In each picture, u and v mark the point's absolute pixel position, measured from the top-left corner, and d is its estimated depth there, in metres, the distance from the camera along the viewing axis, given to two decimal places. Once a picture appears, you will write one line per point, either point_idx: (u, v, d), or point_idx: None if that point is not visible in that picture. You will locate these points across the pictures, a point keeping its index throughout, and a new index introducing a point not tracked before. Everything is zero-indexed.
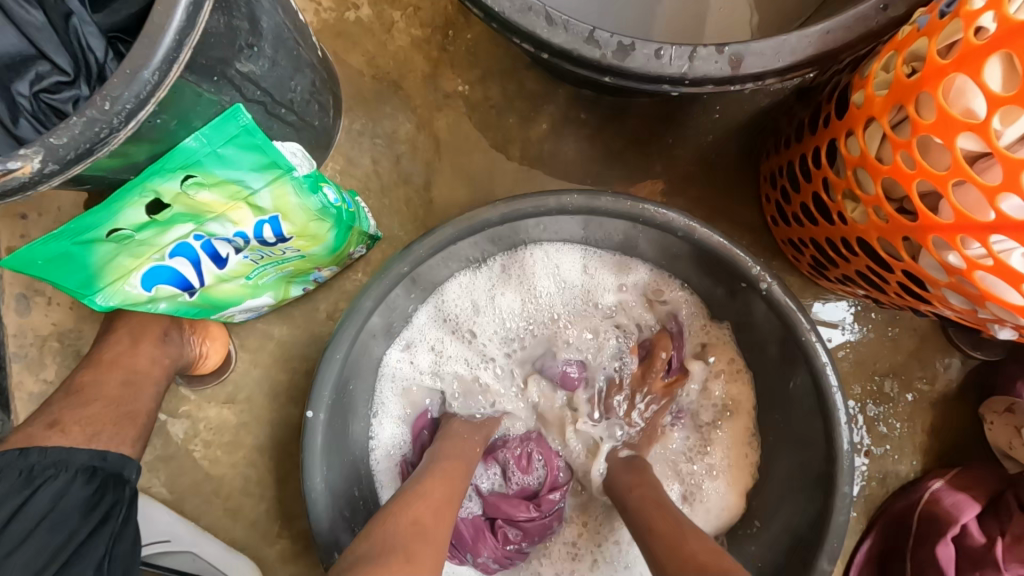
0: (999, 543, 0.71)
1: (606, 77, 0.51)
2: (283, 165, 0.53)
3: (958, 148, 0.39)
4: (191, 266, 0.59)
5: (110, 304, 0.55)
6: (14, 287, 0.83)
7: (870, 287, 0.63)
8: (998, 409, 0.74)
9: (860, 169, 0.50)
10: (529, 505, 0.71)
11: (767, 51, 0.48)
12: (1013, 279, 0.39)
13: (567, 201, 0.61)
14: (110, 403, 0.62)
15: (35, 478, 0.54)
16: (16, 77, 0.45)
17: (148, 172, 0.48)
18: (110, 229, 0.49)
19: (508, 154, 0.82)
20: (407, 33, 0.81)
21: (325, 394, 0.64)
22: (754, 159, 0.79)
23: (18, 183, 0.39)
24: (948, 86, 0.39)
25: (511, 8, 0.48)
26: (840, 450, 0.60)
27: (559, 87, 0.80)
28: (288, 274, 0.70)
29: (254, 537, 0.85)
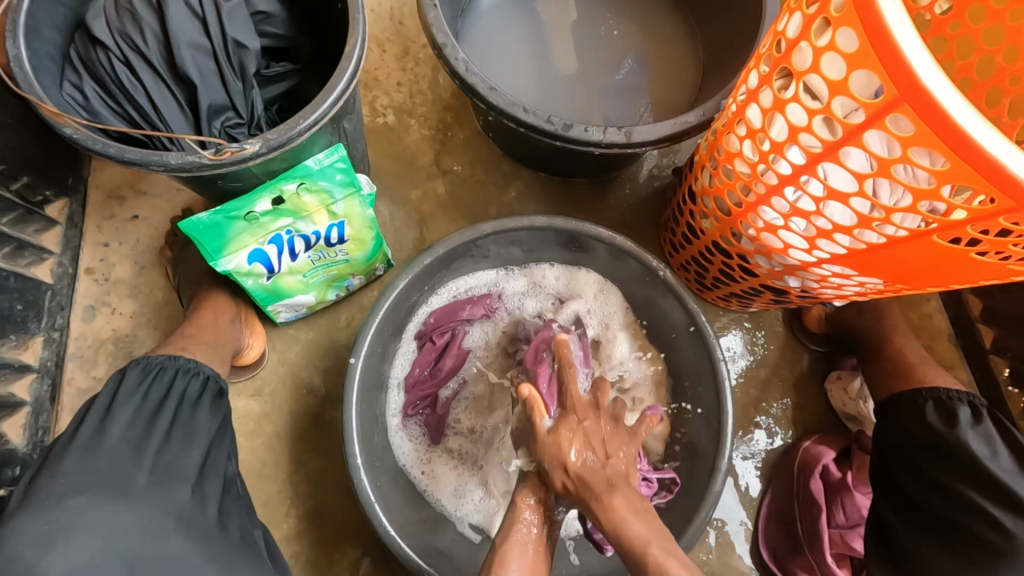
0: (849, 473, 0.98)
1: (557, 141, 0.88)
2: (357, 185, 0.83)
3: (737, 168, 0.75)
4: (278, 253, 0.84)
5: (225, 269, 0.80)
6: (85, 299, 1.02)
7: (729, 282, 0.97)
8: (834, 379, 1.07)
9: (704, 196, 0.87)
10: (439, 414, 0.98)
11: (645, 130, 0.86)
12: (775, 232, 0.73)
13: (536, 219, 0.92)
14: (208, 351, 0.83)
15: (190, 370, 0.75)
16: (214, 118, 0.73)
17: (280, 177, 0.76)
18: (247, 212, 0.76)
19: (488, 212, 1.16)
20: (419, 133, 1.19)
21: (363, 346, 0.86)
22: (653, 217, 1.18)
23: (243, 157, 0.65)
24: (726, 140, 0.76)
25: (503, 103, 0.85)
26: (723, 382, 0.88)
27: (523, 169, 1.18)
28: (331, 277, 0.96)
29: (264, 516, 0.97)
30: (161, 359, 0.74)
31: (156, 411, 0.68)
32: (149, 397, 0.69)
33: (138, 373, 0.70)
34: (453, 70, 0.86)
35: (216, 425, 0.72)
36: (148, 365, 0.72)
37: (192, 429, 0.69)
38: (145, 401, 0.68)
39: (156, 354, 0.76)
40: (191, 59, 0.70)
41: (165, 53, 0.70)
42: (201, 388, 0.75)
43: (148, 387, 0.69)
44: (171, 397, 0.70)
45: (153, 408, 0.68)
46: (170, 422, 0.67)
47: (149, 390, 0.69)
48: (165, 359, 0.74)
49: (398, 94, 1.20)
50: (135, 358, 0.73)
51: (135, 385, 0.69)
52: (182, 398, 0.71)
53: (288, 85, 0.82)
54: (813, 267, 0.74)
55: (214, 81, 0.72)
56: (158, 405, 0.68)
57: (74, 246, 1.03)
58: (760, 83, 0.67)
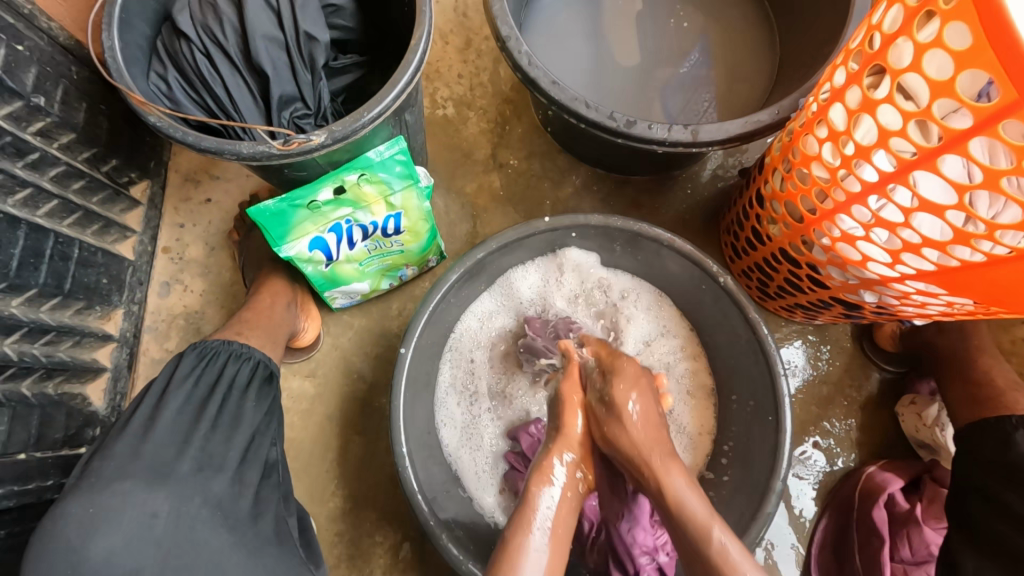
0: (919, 505, 0.90)
1: (619, 138, 0.85)
2: (415, 177, 0.84)
3: (814, 172, 0.70)
4: (337, 241, 0.87)
5: (287, 255, 0.83)
6: (161, 276, 1.09)
7: (796, 292, 0.91)
8: (906, 403, 0.98)
9: (773, 201, 0.82)
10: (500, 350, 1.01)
11: (713, 128, 0.82)
12: (853, 242, 0.68)
13: (592, 218, 0.90)
14: (265, 336, 0.86)
15: (241, 355, 0.78)
16: (284, 107, 0.75)
17: (343, 168, 0.78)
18: (310, 200, 0.78)
19: (542, 208, 1.15)
20: (477, 126, 1.19)
21: (413, 337, 0.87)
22: (714, 219, 1.13)
23: (310, 148, 0.67)
24: (804, 142, 0.71)
25: (565, 98, 0.83)
26: (782, 397, 0.83)
27: (580, 165, 1.16)
28: (386, 266, 0.98)
29: (312, 494, 1.00)
30: (214, 344, 0.77)
31: (206, 396, 0.70)
32: (201, 382, 0.71)
33: (194, 358, 0.74)
34: (516, 63, 0.85)
35: (262, 414, 0.74)
36: (203, 350, 0.75)
37: (241, 415, 0.71)
38: (198, 385, 0.71)
39: (212, 339, 0.79)
40: (265, 50, 0.72)
41: (241, 45, 0.72)
42: (251, 374, 0.77)
43: (202, 371, 0.73)
44: (222, 382, 0.73)
45: (205, 392, 0.71)
46: (219, 407, 0.70)
47: (202, 374, 0.72)
48: (218, 345, 0.77)
49: (459, 86, 1.20)
50: (191, 344, 0.76)
51: (190, 369, 0.72)
52: (233, 384, 0.74)
53: (355, 76, 0.83)
54: (894, 283, 0.68)
55: (285, 72, 0.74)
56: (209, 391, 0.71)
57: (154, 226, 1.10)
58: (847, 81, 0.62)
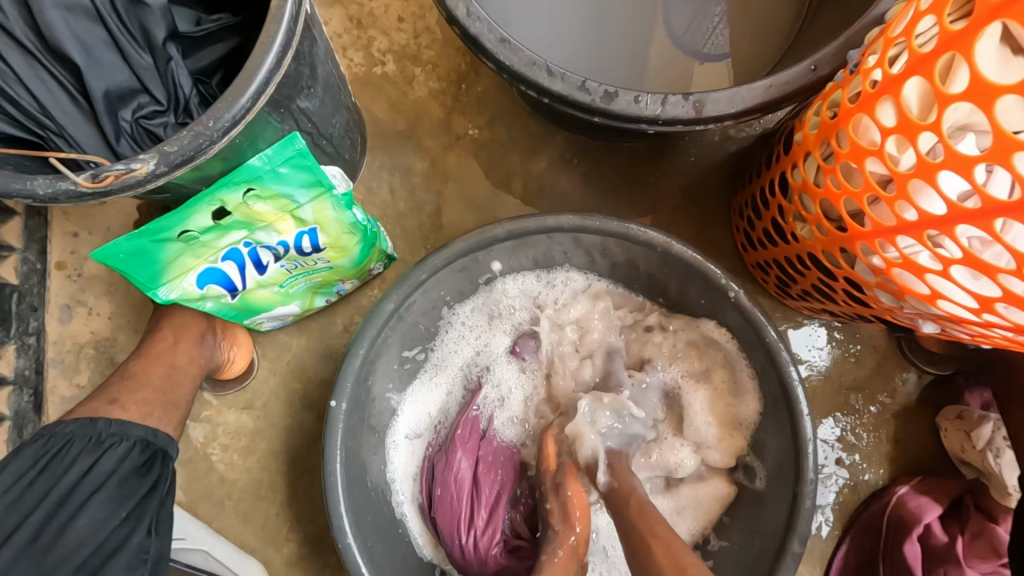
0: (960, 540, 0.78)
1: (595, 117, 0.63)
2: (326, 184, 0.63)
3: (868, 170, 0.49)
4: (238, 270, 0.68)
5: (168, 299, 0.64)
6: (59, 297, 0.91)
7: (825, 299, 0.72)
8: (950, 416, 0.83)
9: (803, 194, 0.61)
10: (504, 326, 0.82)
11: (723, 98, 0.60)
12: (919, 273, 0.49)
13: (566, 220, 0.69)
14: (157, 389, 0.68)
15: (101, 444, 0.60)
16: (121, 105, 0.53)
17: (218, 184, 0.58)
18: (180, 230, 0.59)
19: (511, 189, 0.94)
20: (426, 85, 0.95)
21: (347, 386, 0.69)
22: (724, 193, 0.91)
23: (135, 181, 0.46)
24: (856, 124, 0.49)
25: (519, 63, 0.61)
26: (806, 439, 0.67)
27: (556, 131, 0.93)
28: (316, 284, 0.79)
29: (263, 539, 0.89)
30: (72, 426, 0.60)
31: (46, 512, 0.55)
32: (32, 491, 0.56)
33: (35, 451, 0.58)
34: (449, 14, 0.62)
35: (121, 519, 0.57)
36: (51, 439, 0.59)
37: (78, 535, 0.55)
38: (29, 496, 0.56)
39: (72, 415, 0.63)
40: (68, 31, 0.50)
41: (29, 21, 0.50)
42: (117, 465, 0.60)
43: (42, 471, 0.57)
44: (64, 487, 0.57)
45: (33, 505, 0.55)
46: (42, 530, 0.54)
47: (38, 479, 0.57)
48: (75, 426, 0.61)
49: (400, 33, 0.94)
50: (40, 429, 0.61)
51: (24, 471, 0.57)
52: (78, 486, 0.57)
53: (228, 46, 0.61)
54: (973, 325, 0.49)
55: (108, 57, 0.52)
56: (52, 503, 0.56)
57: (40, 238, 0.90)
58: (938, 45, 0.40)
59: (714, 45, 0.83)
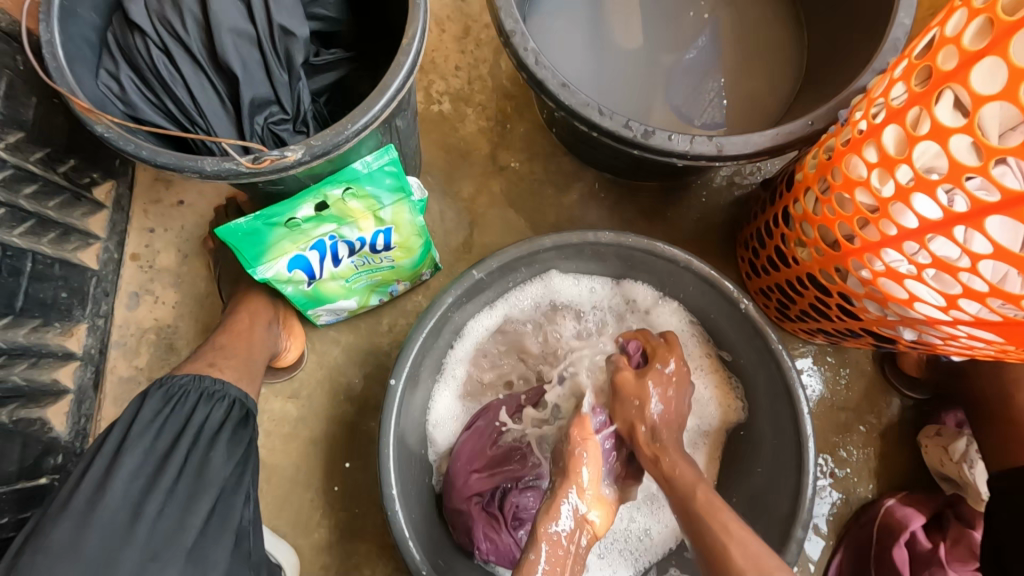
0: (942, 546, 0.85)
1: (635, 149, 0.76)
2: (408, 190, 0.75)
3: (857, 198, 0.62)
4: (319, 259, 0.78)
5: (264, 277, 0.74)
6: (129, 285, 1.00)
7: (820, 317, 0.84)
8: (930, 434, 0.93)
9: (804, 222, 0.74)
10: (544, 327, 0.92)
11: (740, 141, 0.74)
12: (899, 280, 0.61)
13: (603, 235, 0.81)
14: (243, 359, 0.78)
15: (214, 397, 0.68)
16: (258, 112, 0.66)
17: (325, 181, 0.69)
18: (288, 217, 0.69)
19: (545, 216, 1.06)
20: (476, 123, 1.09)
21: (405, 367, 0.78)
22: (730, 230, 1.05)
23: (283, 166, 0.58)
24: (847, 162, 0.63)
25: (576, 103, 0.74)
26: (806, 434, 0.76)
27: (586, 169, 1.07)
28: (375, 282, 0.89)
29: (296, 524, 0.94)
30: (185, 381, 0.68)
31: (169, 450, 0.62)
32: (164, 432, 0.63)
33: (159, 399, 0.65)
34: (520, 61, 0.76)
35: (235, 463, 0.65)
36: (170, 390, 0.67)
37: (210, 471, 0.62)
38: (160, 436, 0.62)
39: (180, 372, 0.71)
40: (236, 53, 0.62)
41: (205, 40, 0.63)
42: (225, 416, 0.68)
43: (167, 416, 0.64)
44: (189, 431, 0.64)
45: (167, 446, 0.62)
46: (183, 468, 0.61)
47: (166, 423, 0.64)
48: (188, 381, 0.69)
49: (456, 79, 1.10)
50: (155, 381, 0.68)
51: (151, 416, 0.64)
52: (203, 430, 0.65)
53: (338, 74, 0.74)
54: (943, 325, 0.61)
55: (258, 73, 0.64)
56: (174, 442, 0.63)
57: (121, 231, 1.00)
58: (907, 101, 0.54)
59: (710, 112, 1.00)
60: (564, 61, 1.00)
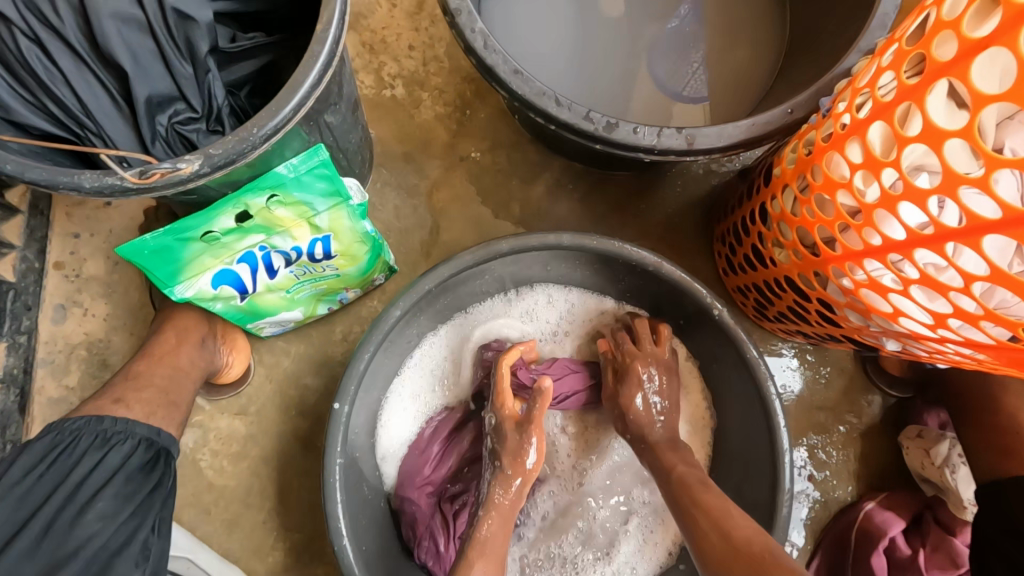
0: (922, 553, 0.83)
1: (596, 144, 0.69)
2: (344, 194, 0.67)
3: (839, 202, 0.56)
4: (250, 273, 0.70)
5: (184, 297, 0.66)
6: (54, 297, 0.91)
7: (799, 321, 0.78)
8: (911, 435, 0.89)
9: (782, 222, 0.68)
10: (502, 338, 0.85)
11: (712, 133, 0.67)
12: (883, 292, 0.55)
13: (565, 238, 0.75)
14: (161, 390, 0.69)
15: (108, 441, 0.60)
16: (159, 111, 0.57)
17: (244, 189, 0.61)
18: (204, 231, 0.61)
19: (509, 211, 0.99)
20: (432, 109, 1.00)
21: (350, 389, 0.71)
22: (707, 222, 0.98)
23: (179, 179, 0.49)
24: (828, 161, 0.56)
25: (530, 92, 0.66)
26: (781, 450, 0.72)
27: (553, 159, 0.99)
28: (320, 292, 0.82)
29: (249, 548, 0.89)
30: (79, 423, 0.60)
31: (42, 507, 0.54)
32: (41, 485, 0.55)
33: (43, 447, 0.57)
34: (468, 45, 0.67)
35: (122, 518, 0.56)
36: (60, 435, 0.59)
37: (82, 534, 0.53)
38: (33, 493, 0.55)
39: (80, 412, 0.63)
40: (122, 42, 0.53)
41: (84, 29, 0.53)
42: (122, 462, 0.59)
43: (50, 467, 0.56)
44: (72, 483, 0.56)
45: (41, 501, 0.54)
46: (48, 527, 0.53)
47: (46, 475, 0.56)
48: (83, 424, 0.60)
49: (409, 60, 1.00)
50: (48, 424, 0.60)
51: (32, 467, 0.56)
52: (87, 482, 0.56)
53: (260, 61, 0.65)
54: (929, 341, 0.56)
55: (155, 66, 0.55)
56: (50, 498, 0.55)
57: (40, 237, 0.91)
58: (896, 95, 0.47)
59: (692, 88, 0.92)
60: (525, 38, 0.91)
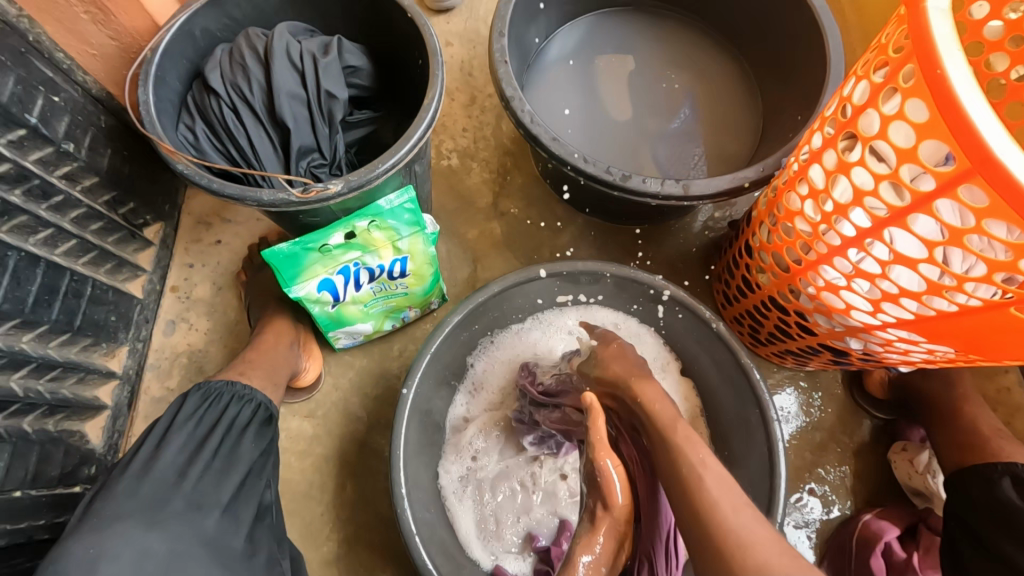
0: (915, 555, 0.90)
1: (615, 190, 0.90)
2: (422, 224, 0.88)
3: (797, 226, 0.75)
4: (343, 283, 0.90)
5: (296, 295, 0.86)
6: (167, 314, 1.11)
7: (786, 338, 0.94)
8: (898, 450, 1.01)
9: (761, 251, 0.86)
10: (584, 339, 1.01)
11: (702, 183, 0.88)
12: (837, 291, 0.72)
13: (590, 264, 0.94)
14: (268, 375, 0.89)
15: (243, 397, 0.81)
16: (302, 156, 0.80)
17: (353, 214, 0.83)
18: (321, 244, 0.82)
19: (541, 254, 1.20)
20: (480, 175, 1.25)
21: (415, 378, 0.89)
22: (706, 268, 1.17)
23: (326, 196, 0.71)
24: (787, 199, 0.76)
25: (565, 152, 0.89)
26: (775, 440, 0.85)
27: (577, 214, 1.22)
28: (389, 308, 1.01)
29: (307, 538, 0.99)
30: (218, 385, 0.80)
31: (207, 434, 0.73)
32: (204, 420, 0.75)
33: (198, 398, 0.77)
34: (518, 120, 0.92)
35: (261, 451, 0.77)
36: (207, 391, 0.78)
37: (240, 453, 0.74)
38: (199, 426, 0.73)
39: (216, 379, 0.83)
40: (287, 108, 0.78)
41: (265, 102, 0.78)
42: (251, 415, 0.80)
43: (208, 409, 0.76)
44: (223, 423, 0.75)
45: (206, 431, 0.73)
46: (218, 446, 0.72)
47: (205, 414, 0.75)
48: (222, 385, 0.81)
49: (463, 139, 1.27)
50: (194, 384, 0.80)
51: (195, 407, 0.75)
52: (234, 423, 0.77)
53: (367, 130, 0.90)
54: (877, 330, 0.72)
55: (305, 127, 0.79)
56: (211, 429, 0.74)
57: (163, 265, 1.13)
58: (824, 144, 0.67)
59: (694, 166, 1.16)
60: (555, 122, 1.17)
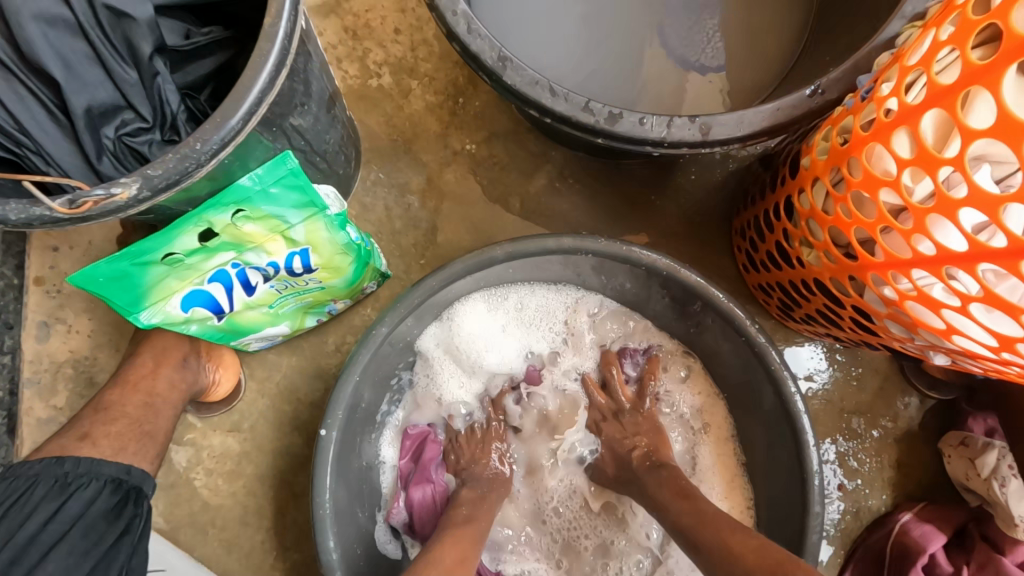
0: (966, 570, 0.76)
1: (599, 137, 0.61)
2: (319, 205, 0.61)
3: (883, 201, 0.48)
4: (225, 292, 0.65)
5: (151, 322, 0.62)
6: (36, 314, 0.87)
7: (829, 324, 0.71)
8: (954, 443, 0.82)
9: (811, 220, 0.59)
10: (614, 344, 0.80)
11: (730, 121, 0.58)
12: (935, 306, 0.48)
13: (566, 242, 0.69)
14: (132, 422, 0.69)
15: (68, 486, 0.60)
16: (103, 122, 0.51)
17: (205, 205, 0.55)
18: (164, 253, 0.56)
19: (509, 207, 0.91)
20: (423, 99, 0.92)
21: (338, 413, 0.68)
22: (726, 213, 0.90)
23: (114, 206, 0.46)
24: (869, 153, 0.49)
25: (522, 82, 0.58)
26: (811, 471, 0.67)
27: (555, 148, 0.91)
28: (306, 305, 0.76)
29: (248, 569, 0.85)
30: (37, 467, 0.60)
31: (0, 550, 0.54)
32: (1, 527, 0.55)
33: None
34: (449, 29, 0.59)
35: (84, 560, 0.57)
36: (16, 482, 0.58)
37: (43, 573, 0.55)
38: None
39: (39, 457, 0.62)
40: (48, 45, 0.48)
41: (10, 38, 0.48)
42: (86, 506, 0.59)
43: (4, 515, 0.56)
44: (29, 531, 0.56)
45: None
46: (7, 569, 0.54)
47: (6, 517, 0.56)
48: (41, 467, 0.60)
49: (396, 45, 0.92)
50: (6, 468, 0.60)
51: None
52: (46, 528, 0.57)
53: (219, 59, 0.58)
54: (987, 360, 0.49)
55: (93, 74, 0.50)
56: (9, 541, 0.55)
57: (17, 252, 0.87)
58: (969, 72, 0.39)
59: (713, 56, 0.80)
60: None
